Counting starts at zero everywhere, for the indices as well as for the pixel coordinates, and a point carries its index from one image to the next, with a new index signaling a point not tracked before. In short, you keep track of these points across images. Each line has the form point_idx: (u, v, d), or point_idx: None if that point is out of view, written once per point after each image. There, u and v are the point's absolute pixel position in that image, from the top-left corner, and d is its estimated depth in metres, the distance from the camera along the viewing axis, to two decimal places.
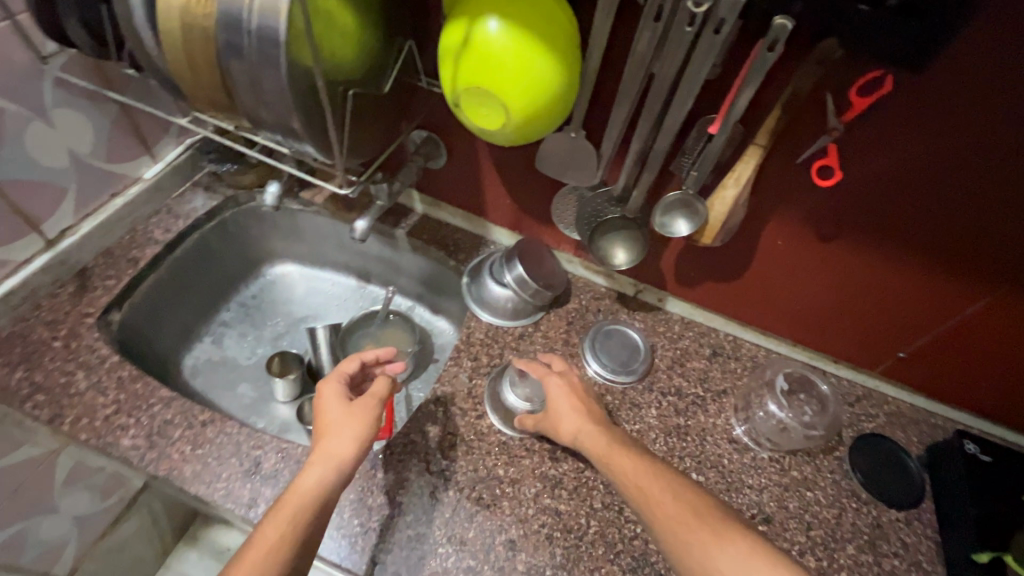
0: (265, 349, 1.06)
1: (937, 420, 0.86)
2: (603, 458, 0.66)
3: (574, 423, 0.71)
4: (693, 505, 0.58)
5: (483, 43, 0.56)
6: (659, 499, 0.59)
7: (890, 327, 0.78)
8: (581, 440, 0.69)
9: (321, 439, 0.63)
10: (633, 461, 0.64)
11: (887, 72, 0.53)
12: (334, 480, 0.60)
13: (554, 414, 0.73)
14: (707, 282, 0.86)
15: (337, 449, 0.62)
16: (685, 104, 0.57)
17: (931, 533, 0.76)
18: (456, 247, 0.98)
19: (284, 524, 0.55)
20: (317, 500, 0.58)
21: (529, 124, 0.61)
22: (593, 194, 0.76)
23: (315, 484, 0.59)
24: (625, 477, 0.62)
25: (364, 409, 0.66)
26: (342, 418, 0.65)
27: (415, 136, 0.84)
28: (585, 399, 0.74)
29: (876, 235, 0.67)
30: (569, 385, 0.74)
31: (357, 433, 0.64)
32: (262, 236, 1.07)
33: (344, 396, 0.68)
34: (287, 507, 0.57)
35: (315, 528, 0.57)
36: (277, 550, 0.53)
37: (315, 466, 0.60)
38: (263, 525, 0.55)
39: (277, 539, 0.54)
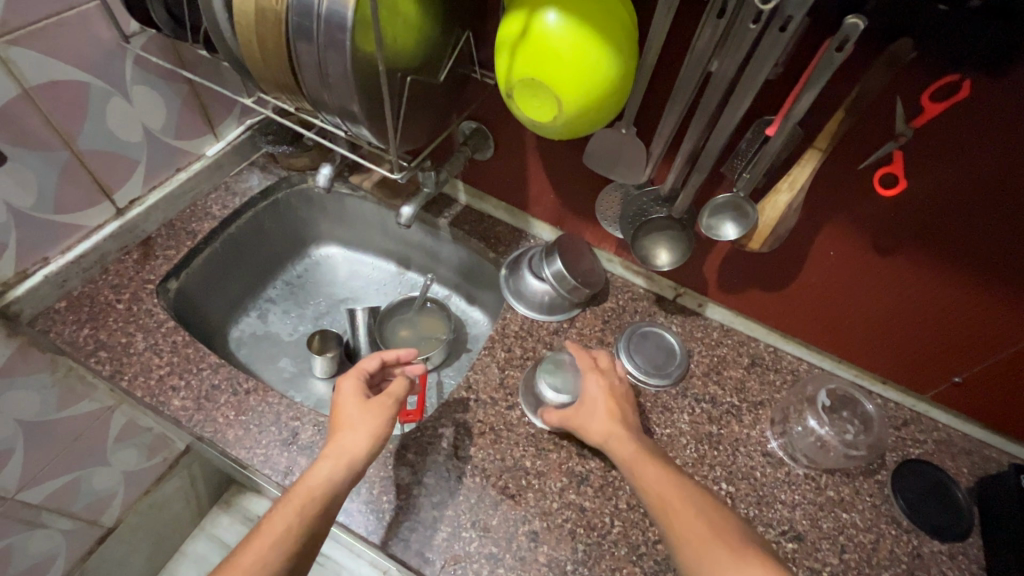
0: (306, 327, 1.10)
1: (991, 453, 0.81)
2: (631, 465, 0.64)
3: (605, 425, 0.70)
4: (708, 517, 0.57)
5: (541, 36, 0.56)
6: (683, 510, 0.58)
7: (945, 349, 0.75)
8: (610, 444, 0.68)
9: (336, 433, 0.65)
10: (660, 471, 0.63)
11: (964, 76, 0.50)
12: (343, 476, 0.62)
13: (587, 412, 0.72)
14: (752, 290, 0.84)
15: (350, 445, 0.63)
16: (743, 103, 0.56)
17: (976, 569, 0.71)
18: (497, 239, 0.99)
19: (291, 517, 0.58)
20: (324, 493, 0.60)
21: (581, 117, 0.61)
22: (638, 192, 0.75)
23: (325, 479, 0.61)
24: (651, 486, 0.61)
25: (379, 410, 0.67)
26: (357, 414, 0.67)
27: (465, 126, 0.86)
28: (622, 405, 0.73)
29: (939, 250, 0.64)
30: (608, 385, 0.74)
31: (371, 430, 0.65)
32: (310, 218, 1.11)
33: (362, 393, 0.70)
34: (296, 498, 0.59)
35: (321, 522, 0.59)
36: (281, 543, 0.56)
37: (327, 459, 0.63)
38: (273, 512, 0.59)
39: (284, 531, 0.57)
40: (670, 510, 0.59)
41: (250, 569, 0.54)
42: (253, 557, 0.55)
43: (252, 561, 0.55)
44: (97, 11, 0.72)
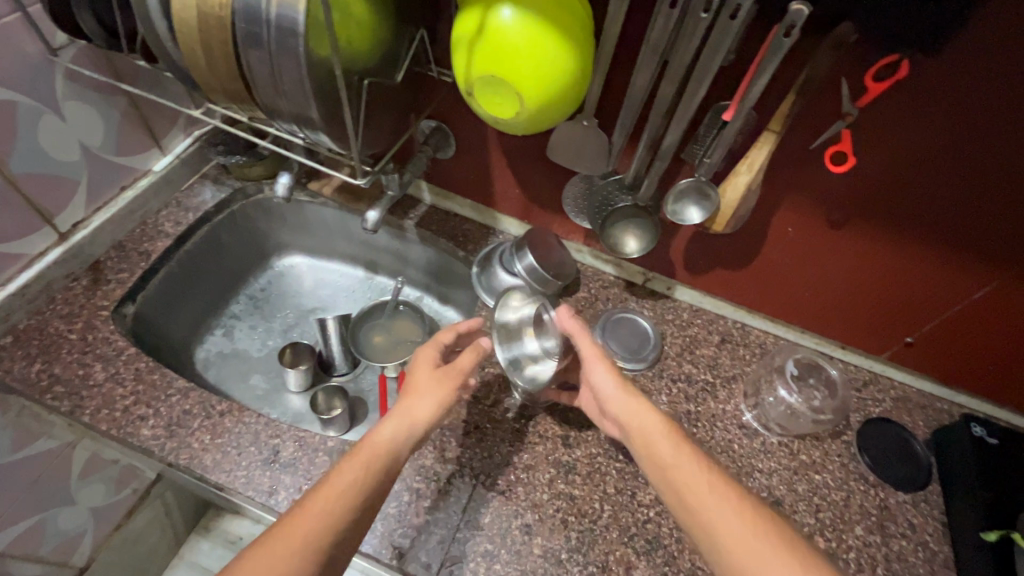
0: (276, 341, 1.07)
1: (943, 405, 0.87)
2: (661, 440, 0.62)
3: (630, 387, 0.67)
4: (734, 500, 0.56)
5: (497, 32, 0.56)
6: (716, 483, 0.58)
7: (898, 312, 0.79)
8: (635, 408, 0.65)
9: (406, 396, 0.67)
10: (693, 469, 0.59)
11: (902, 56, 0.53)
12: (408, 436, 0.64)
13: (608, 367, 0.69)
14: (717, 269, 0.86)
15: (416, 411, 0.66)
16: (699, 90, 0.57)
17: (938, 514, 0.77)
18: (465, 238, 0.99)
19: (360, 469, 0.58)
20: (389, 450, 0.62)
21: (544, 112, 0.61)
22: (604, 182, 0.76)
23: (391, 436, 0.63)
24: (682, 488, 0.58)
25: (446, 381, 0.69)
26: (427, 382, 0.69)
27: (424, 126, 0.84)
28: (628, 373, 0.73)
29: (890, 220, 0.68)
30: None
31: (438, 398, 0.68)
32: (271, 228, 1.08)
33: (433, 360, 0.72)
34: (363, 454, 0.60)
35: (385, 480, 0.60)
36: (349, 491, 0.57)
37: (395, 418, 0.65)
38: (342, 465, 0.59)
39: (353, 480, 0.58)
40: (698, 486, 0.58)
41: (320, 511, 0.55)
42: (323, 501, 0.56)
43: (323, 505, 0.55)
44: (20, 24, 0.67)
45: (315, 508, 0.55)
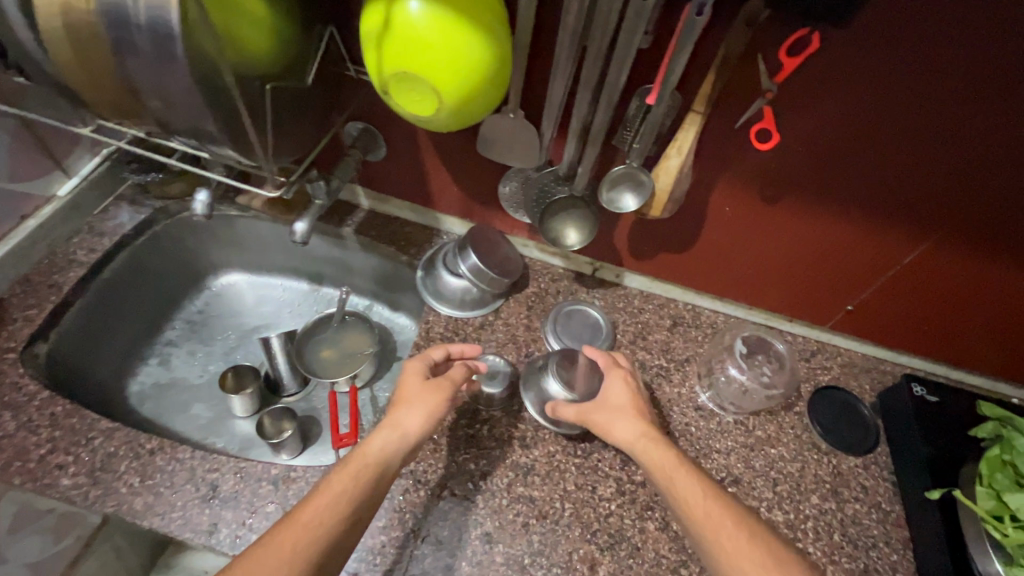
0: (217, 365, 1.02)
1: (886, 367, 0.90)
2: (670, 474, 0.61)
3: (635, 426, 0.67)
4: (741, 522, 0.57)
5: (403, 24, 0.53)
6: (720, 518, 0.56)
7: (837, 282, 0.81)
8: (641, 447, 0.64)
9: (394, 407, 0.67)
10: (701, 487, 0.59)
11: (812, 29, 0.53)
12: (398, 448, 0.64)
13: (612, 411, 0.68)
14: (662, 254, 0.86)
15: (405, 423, 0.65)
16: (620, 75, 0.56)
17: (887, 475, 0.79)
18: (407, 241, 0.95)
19: (348, 480, 0.59)
20: (378, 462, 0.62)
21: (464, 107, 0.58)
22: (539, 174, 0.74)
23: (382, 447, 0.63)
24: (691, 506, 0.58)
25: (436, 392, 0.68)
26: (417, 392, 0.68)
27: (351, 128, 0.81)
28: (644, 408, 0.71)
29: (819, 192, 0.69)
30: (632, 385, 0.72)
31: (427, 410, 0.67)
32: (201, 248, 1.01)
33: (422, 372, 0.71)
34: (353, 466, 0.60)
35: (372, 492, 0.60)
36: (339, 503, 0.57)
37: (384, 429, 0.65)
38: (330, 478, 0.60)
39: (339, 492, 0.58)
40: (701, 516, 0.57)
41: (311, 521, 0.55)
42: (315, 510, 0.56)
43: (312, 514, 0.55)
44: None
45: (304, 517, 0.55)
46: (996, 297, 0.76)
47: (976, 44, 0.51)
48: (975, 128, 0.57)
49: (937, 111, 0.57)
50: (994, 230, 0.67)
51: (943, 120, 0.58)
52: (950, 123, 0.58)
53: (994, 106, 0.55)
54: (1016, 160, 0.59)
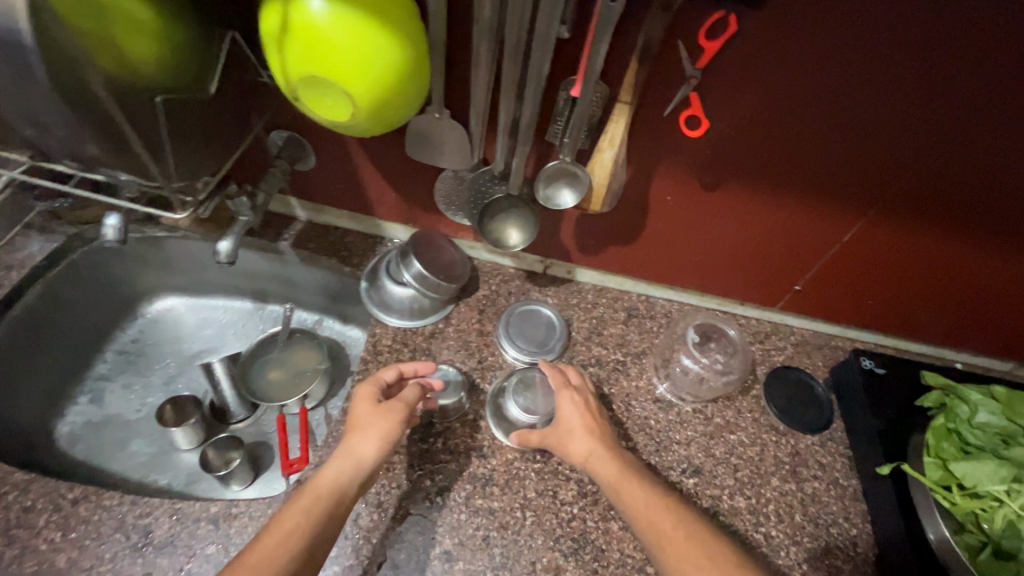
0: (157, 397, 0.96)
1: (838, 342, 0.91)
2: (615, 485, 0.63)
3: (584, 445, 0.68)
4: (685, 527, 0.58)
5: (303, 22, 0.49)
6: (660, 522, 0.59)
7: (782, 263, 0.81)
8: (591, 466, 0.66)
9: (347, 434, 0.65)
10: (644, 493, 0.62)
11: (727, 11, 0.52)
12: (355, 476, 0.62)
13: (563, 432, 0.69)
14: (610, 247, 0.84)
15: (359, 451, 0.63)
16: (542, 69, 0.53)
17: (844, 450, 0.80)
18: (349, 252, 0.91)
19: (299, 516, 0.56)
20: (334, 490, 0.59)
21: (381, 110, 0.55)
22: (474, 174, 0.71)
23: (334, 480, 0.60)
24: (636, 510, 0.61)
25: (389, 415, 0.66)
26: (369, 417, 0.66)
27: (276, 136, 0.77)
28: (599, 423, 0.70)
29: (755, 176, 0.68)
30: (583, 401, 0.72)
31: (381, 434, 0.64)
32: (128, 274, 0.94)
33: (374, 396, 0.68)
34: (308, 495, 0.58)
35: (331, 525, 0.57)
36: (294, 537, 0.54)
37: (337, 458, 0.62)
38: (284, 511, 0.57)
39: (292, 525, 0.55)
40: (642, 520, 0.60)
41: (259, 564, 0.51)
42: (266, 549, 0.53)
43: (260, 557, 0.52)
44: None
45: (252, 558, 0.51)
46: (934, 267, 0.77)
47: (889, 19, 0.51)
48: (897, 102, 0.58)
49: (859, 87, 0.57)
50: (927, 202, 0.68)
51: (866, 98, 0.58)
52: (873, 100, 0.58)
53: (913, 79, 0.55)
54: (938, 132, 0.60)
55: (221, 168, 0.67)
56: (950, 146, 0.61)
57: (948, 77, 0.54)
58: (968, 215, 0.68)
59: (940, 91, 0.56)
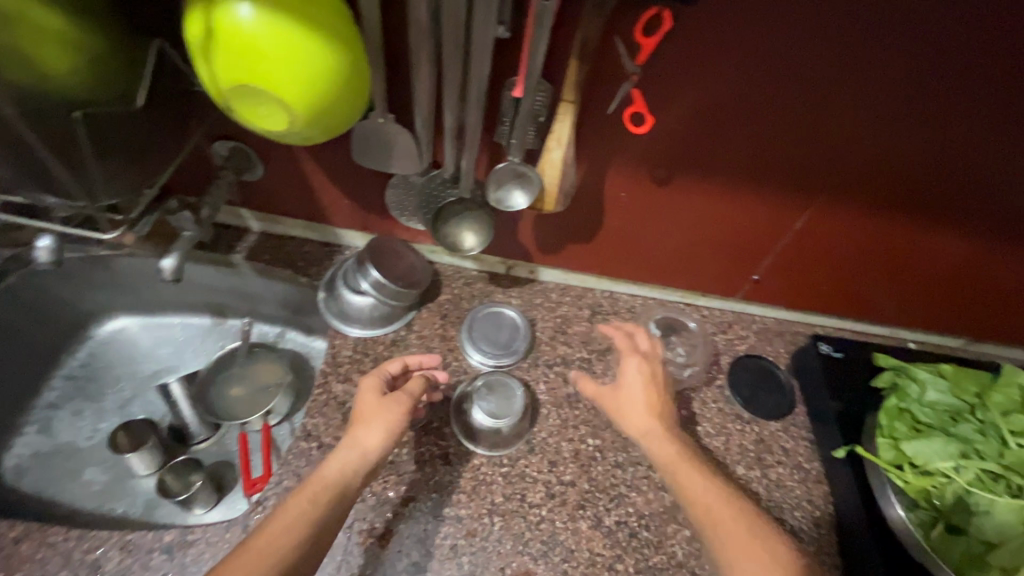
0: (110, 423, 0.92)
1: (798, 328, 0.93)
2: (672, 468, 0.64)
3: (644, 422, 0.67)
4: (738, 519, 0.59)
5: (229, 28, 0.47)
6: (717, 512, 0.60)
7: (738, 254, 0.82)
8: (648, 442, 0.66)
9: (352, 427, 0.63)
10: (705, 481, 0.62)
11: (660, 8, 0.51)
12: (359, 469, 0.61)
13: (623, 401, 0.69)
14: (570, 245, 0.84)
15: (364, 442, 0.62)
16: (481, 71, 0.53)
17: (806, 434, 0.81)
18: (306, 262, 0.89)
19: (305, 503, 0.56)
20: (338, 484, 0.59)
21: (321, 117, 0.54)
22: (425, 179, 0.70)
23: (338, 472, 0.60)
24: (692, 496, 0.62)
25: (393, 407, 0.64)
26: (373, 408, 0.64)
27: (221, 146, 0.75)
28: (662, 397, 0.69)
29: (703, 171, 0.69)
30: (648, 367, 0.71)
31: (385, 426, 0.63)
32: (74, 295, 0.90)
33: (378, 388, 0.67)
34: (309, 489, 0.58)
35: (334, 517, 0.57)
36: (297, 528, 0.54)
37: (343, 449, 0.61)
38: (287, 503, 0.57)
39: (295, 516, 0.55)
40: (695, 504, 0.61)
41: (260, 554, 0.52)
42: (269, 535, 0.53)
43: (266, 540, 0.53)
44: None
45: (258, 548, 0.52)
46: (882, 252, 0.79)
47: (821, 11, 0.52)
48: (833, 94, 0.59)
49: (796, 82, 0.58)
50: (870, 190, 0.70)
51: (804, 92, 0.59)
52: (810, 94, 0.59)
53: (847, 70, 0.56)
54: (875, 121, 0.61)
55: (155, 182, 0.65)
56: (887, 135, 0.63)
57: (878, 68, 0.56)
58: (910, 200, 0.70)
59: (872, 82, 0.57)
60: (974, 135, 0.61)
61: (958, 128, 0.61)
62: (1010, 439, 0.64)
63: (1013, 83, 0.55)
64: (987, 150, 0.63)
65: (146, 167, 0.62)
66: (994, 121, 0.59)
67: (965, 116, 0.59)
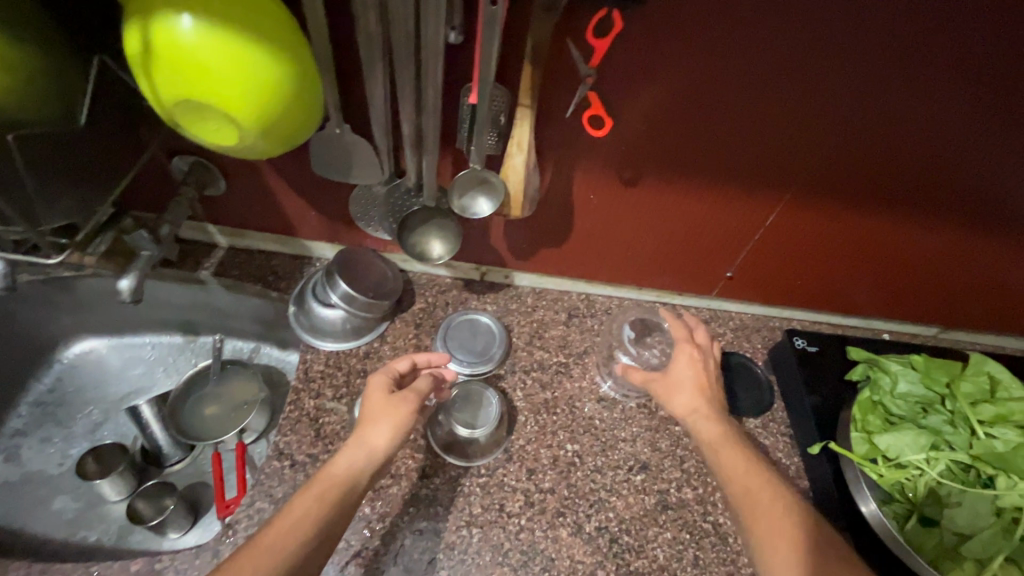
0: (80, 448, 0.89)
1: (775, 323, 0.93)
2: (715, 445, 0.63)
3: (691, 403, 0.68)
4: (771, 502, 0.57)
5: (171, 42, 0.45)
6: (755, 490, 0.59)
7: (710, 252, 0.82)
8: (692, 422, 0.66)
9: (361, 425, 0.62)
10: (744, 461, 0.61)
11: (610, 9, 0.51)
12: (366, 466, 0.60)
13: (673, 385, 0.70)
14: (543, 250, 0.83)
15: (371, 439, 0.61)
16: (433, 79, 0.52)
17: (785, 429, 0.81)
18: (276, 276, 0.88)
19: (311, 502, 0.55)
20: (348, 481, 0.58)
21: (273, 130, 0.52)
22: (389, 189, 0.69)
23: (347, 467, 0.59)
24: (731, 473, 0.61)
25: (401, 406, 0.63)
26: (380, 408, 0.63)
27: (181, 161, 0.73)
28: (710, 385, 0.70)
29: (670, 171, 0.69)
30: (701, 361, 0.71)
31: (393, 424, 0.62)
32: (36, 318, 0.87)
33: (386, 387, 0.65)
34: (316, 487, 0.57)
35: (339, 515, 0.56)
36: (302, 526, 0.54)
37: (349, 447, 0.60)
38: (293, 500, 0.56)
39: (303, 513, 0.55)
40: (732, 476, 0.61)
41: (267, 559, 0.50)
42: (276, 534, 0.53)
43: (273, 539, 0.52)
44: None
45: (263, 544, 0.51)
46: (855, 245, 0.79)
47: (782, 8, 0.51)
48: (793, 92, 0.59)
49: (755, 80, 0.58)
50: (837, 185, 0.70)
51: (764, 90, 0.58)
52: (771, 92, 0.59)
53: (805, 68, 0.56)
54: (837, 118, 0.61)
55: (104, 202, 0.64)
56: (849, 131, 0.62)
57: (836, 66, 0.56)
58: (877, 193, 0.70)
59: (831, 79, 0.57)
60: (936, 128, 0.61)
61: (924, 121, 0.61)
62: (979, 429, 0.64)
63: (970, 76, 0.55)
64: (949, 143, 0.63)
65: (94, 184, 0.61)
66: (960, 113, 0.59)
67: (930, 109, 0.59)
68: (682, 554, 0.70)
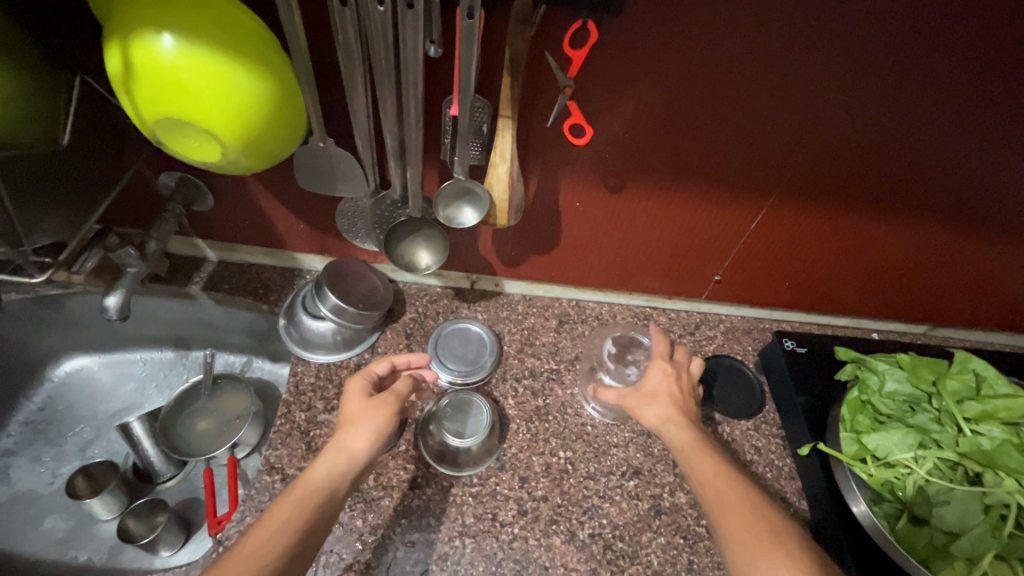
0: (70, 467, 0.89)
1: (765, 325, 0.94)
2: (684, 451, 0.63)
3: (662, 411, 0.67)
4: (754, 512, 0.56)
5: (152, 61, 0.45)
6: (728, 499, 0.58)
7: (698, 257, 0.83)
8: (665, 431, 0.66)
9: (338, 429, 0.62)
10: (718, 469, 0.60)
11: (586, 19, 0.52)
12: (344, 474, 0.59)
13: (647, 399, 0.69)
14: (532, 257, 0.84)
15: (350, 444, 0.60)
16: (412, 92, 0.52)
17: (777, 431, 0.81)
18: (266, 289, 0.87)
19: (291, 509, 0.55)
20: (325, 489, 0.57)
21: (258, 144, 0.53)
22: (375, 200, 0.69)
23: (325, 475, 0.58)
24: (702, 481, 0.60)
25: (380, 409, 0.64)
26: (361, 411, 0.63)
27: (168, 178, 0.74)
28: (686, 399, 0.70)
29: (654, 177, 0.69)
30: (675, 376, 0.71)
31: (374, 427, 0.62)
32: (26, 338, 0.87)
33: (365, 390, 0.66)
34: (294, 494, 0.56)
35: (323, 518, 0.56)
36: (282, 534, 0.53)
37: (328, 453, 0.60)
38: (271, 509, 0.55)
39: (283, 521, 0.54)
40: (706, 480, 0.60)
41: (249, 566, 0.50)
42: (261, 538, 0.52)
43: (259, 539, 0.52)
44: None
45: (250, 546, 0.51)
46: (842, 245, 0.80)
47: (755, 14, 0.52)
48: (770, 97, 0.59)
49: (732, 87, 0.58)
50: (820, 188, 0.70)
51: (742, 96, 0.59)
52: (749, 98, 0.60)
53: (780, 74, 0.57)
54: (815, 121, 0.62)
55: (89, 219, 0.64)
56: (828, 134, 0.63)
57: (811, 71, 0.57)
58: (859, 195, 0.71)
59: (807, 84, 0.58)
60: (912, 128, 0.62)
61: (904, 120, 0.61)
62: (965, 426, 0.65)
63: (941, 77, 0.57)
64: (926, 143, 0.64)
65: (77, 201, 0.62)
66: (938, 113, 0.60)
67: (909, 108, 0.60)
68: (677, 559, 0.70)
